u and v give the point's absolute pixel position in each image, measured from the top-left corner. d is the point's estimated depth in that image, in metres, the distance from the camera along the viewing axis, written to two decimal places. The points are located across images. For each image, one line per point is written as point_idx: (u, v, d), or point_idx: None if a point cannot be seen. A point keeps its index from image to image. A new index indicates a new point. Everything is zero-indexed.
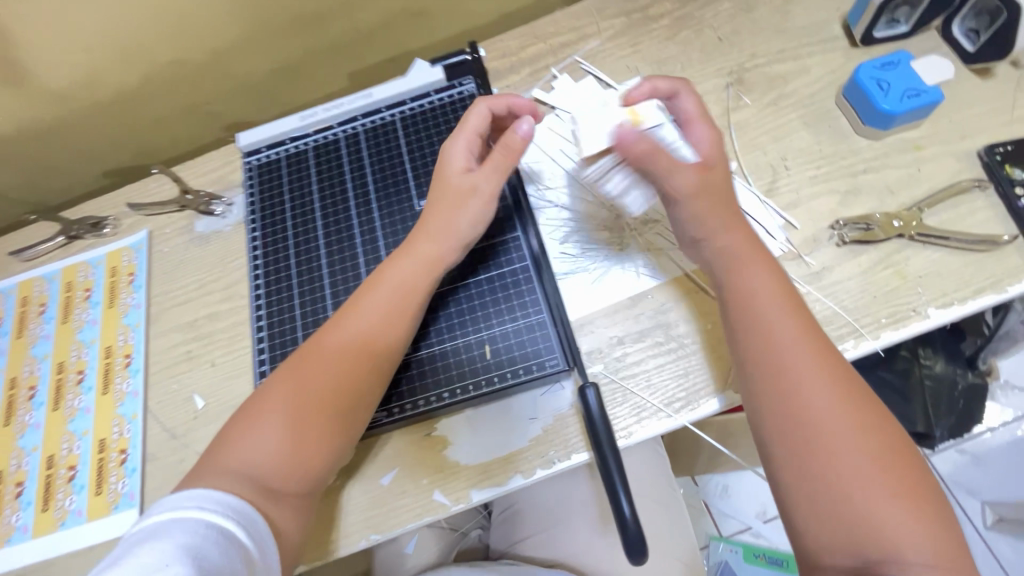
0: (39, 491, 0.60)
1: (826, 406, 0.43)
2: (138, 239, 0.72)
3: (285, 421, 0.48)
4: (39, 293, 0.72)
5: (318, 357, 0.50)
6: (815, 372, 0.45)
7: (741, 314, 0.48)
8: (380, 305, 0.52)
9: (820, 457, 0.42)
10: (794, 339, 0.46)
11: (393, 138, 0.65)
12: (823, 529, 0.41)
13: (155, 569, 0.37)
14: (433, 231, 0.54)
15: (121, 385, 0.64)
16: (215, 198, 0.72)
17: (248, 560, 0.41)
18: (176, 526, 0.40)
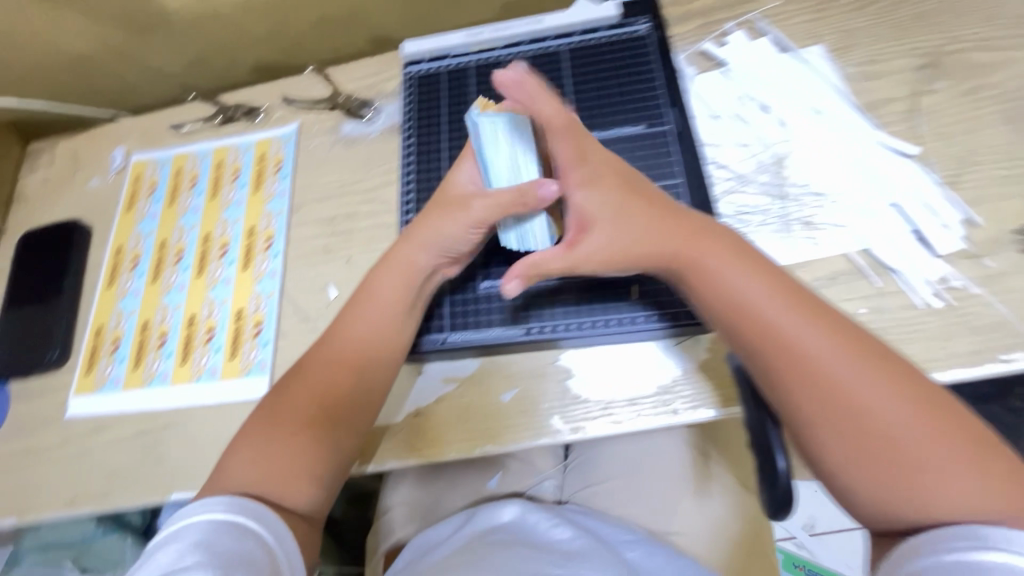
0: (179, 345, 0.65)
1: (830, 365, 0.39)
2: (288, 132, 0.75)
3: (278, 442, 0.49)
4: (191, 168, 0.76)
5: (308, 380, 0.52)
6: (799, 333, 0.40)
7: (710, 275, 0.44)
8: (370, 334, 0.53)
9: (843, 427, 0.38)
10: (765, 294, 0.42)
11: (558, 67, 0.65)
12: (871, 501, 0.37)
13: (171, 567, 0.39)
14: (416, 250, 0.53)
15: (261, 264, 0.67)
16: (366, 103, 0.73)
17: (267, 547, 0.43)
18: (185, 528, 0.42)
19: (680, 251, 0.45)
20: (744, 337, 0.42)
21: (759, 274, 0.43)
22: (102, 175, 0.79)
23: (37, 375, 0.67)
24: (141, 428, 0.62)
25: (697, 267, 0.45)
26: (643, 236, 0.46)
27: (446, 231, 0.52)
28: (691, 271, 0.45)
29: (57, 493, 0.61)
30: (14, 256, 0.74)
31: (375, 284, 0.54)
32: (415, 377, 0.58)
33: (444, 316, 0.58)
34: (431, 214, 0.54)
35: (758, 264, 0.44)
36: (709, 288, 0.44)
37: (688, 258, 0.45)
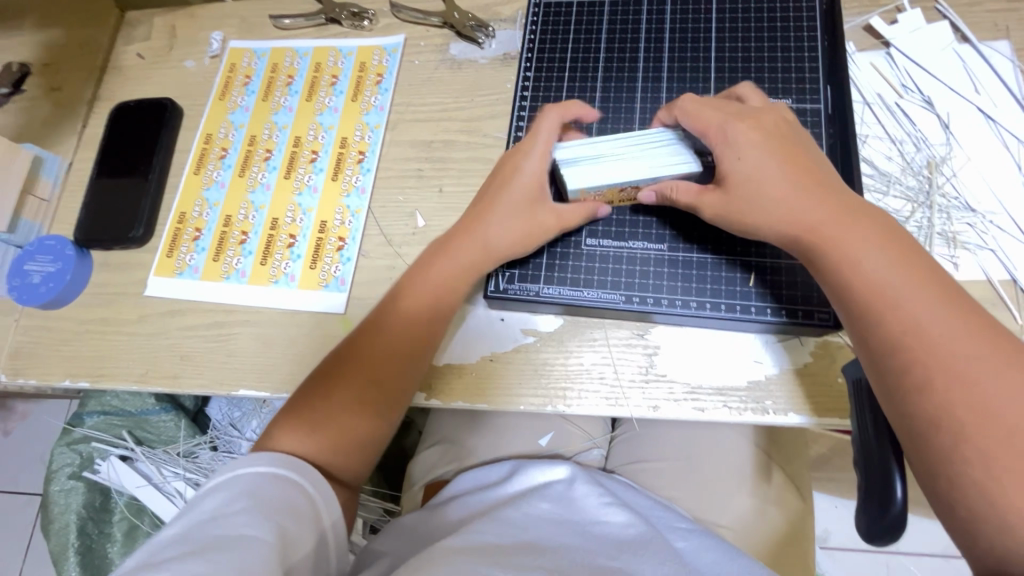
0: (260, 246, 0.64)
1: (972, 368, 0.36)
2: (392, 43, 0.70)
3: (324, 415, 0.49)
4: (289, 65, 0.72)
5: (352, 358, 0.51)
6: (943, 334, 0.38)
7: (857, 261, 0.41)
8: (423, 317, 0.52)
9: (983, 441, 0.35)
10: (916, 290, 0.39)
11: (704, 17, 0.59)
12: (998, 526, 0.34)
13: (217, 514, 0.39)
14: (476, 236, 0.53)
15: (350, 178, 0.65)
16: (482, 26, 0.67)
17: (307, 497, 0.44)
18: (229, 476, 0.42)
19: (823, 231, 0.42)
20: (884, 333, 0.39)
21: (910, 269, 0.40)
22: (199, 58, 0.76)
23: (120, 249, 0.67)
24: (214, 320, 0.63)
25: (839, 250, 0.41)
26: (785, 210, 0.43)
27: (509, 238, 0.52)
28: (834, 254, 0.41)
29: (129, 368, 0.62)
30: (105, 127, 0.73)
31: (425, 270, 0.53)
32: (493, 323, 0.56)
33: (542, 269, 0.55)
34: (499, 208, 0.52)
35: (912, 257, 0.40)
36: (851, 274, 0.41)
37: (835, 242, 0.41)
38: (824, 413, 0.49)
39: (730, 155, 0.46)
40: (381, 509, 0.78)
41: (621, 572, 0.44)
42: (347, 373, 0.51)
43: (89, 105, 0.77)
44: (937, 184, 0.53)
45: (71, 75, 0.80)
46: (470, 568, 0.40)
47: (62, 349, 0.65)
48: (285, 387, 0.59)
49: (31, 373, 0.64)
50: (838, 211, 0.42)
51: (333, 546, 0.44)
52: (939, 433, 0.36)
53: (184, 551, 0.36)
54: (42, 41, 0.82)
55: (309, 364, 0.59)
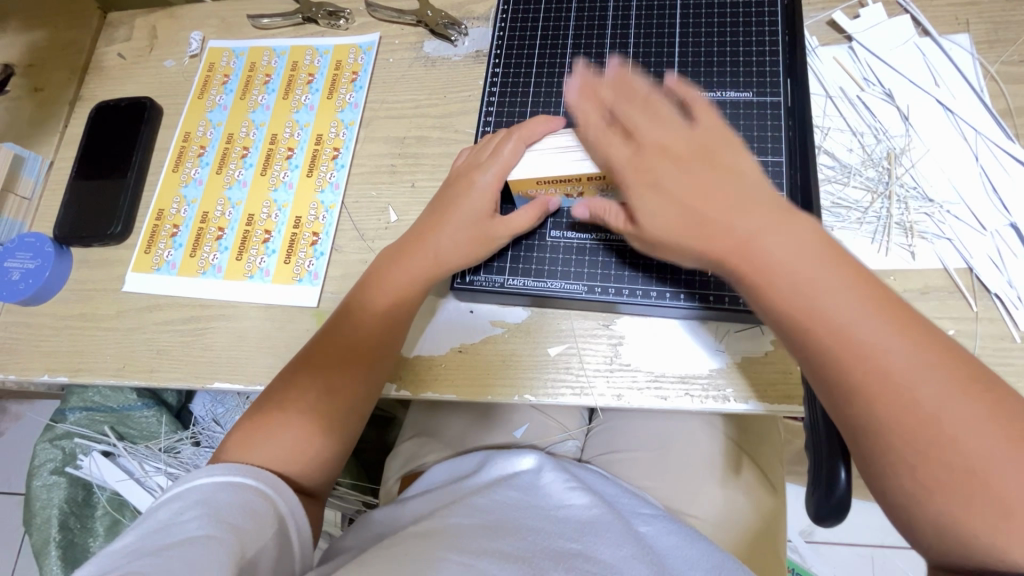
0: (236, 241, 0.65)
1: (902, 371, 0.36)
2: (367, 41, 0.71)
3: (302, 407, 0.50)
4: (266, 64, 0.73)
5: (323, 353, 0.52)
6: (871, 342, 0.37)
7: (788, 273, 0.39)
8: (384, 313, 0.53)
9: (914, 441, 0.36)
10: (846, 296, 0.38)
11: (669, 13, 0.60)
12: (931, 520, 0.35)
13: (170, 522, 0.40)
14: (432, 247, 0.53)
15: (324, 174, 0.66)
16: (455, 23, 0.68)
17: (266, 498, 0.44)
18: (185, 487, 0.43)
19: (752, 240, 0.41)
20: (817, 348, 0.38)
21: (839, 275, 0.39)
22: (178, 58, 0.77)
23: (99, 246, 0.68)
24: (191, 315, 0.63)
25: (770, 262, 0.40)
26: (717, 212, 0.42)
27: (456, 248, 0.53)
28: (760, 266, 0.40)
29: (107, 363, 0.63)
30: (86, 126, 0.74)
31: (388, 271, 0.54)
32: (464, 315, 0.57)
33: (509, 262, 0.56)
34: (446, 218, 0.53)
35: (839, 261, 0.39)
36: (779, 285, 0.39)
37: (761, 253, 0.40)
38: (781, 399, 0.50)
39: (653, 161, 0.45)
40: (359, 502, 0.79)
41: (579, 552, 0.44)
42: (311, 366, 0.52)
43: (71, 105, 0.78)
44: (896, 175, 0.53)
45: (54, 76, 0.81)
46: (428, 554, 0.41)
47: (42, 345, 0.66)
48: (258, 379, 0.59)
49: (10, 369, 0.65)
50: (767, 216, 0.41)
51: (296, 546, 0.45)
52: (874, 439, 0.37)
53: (135, 557, 0.37)
54: (26, 43, 0.83)
55: (282, 357, 0.60)
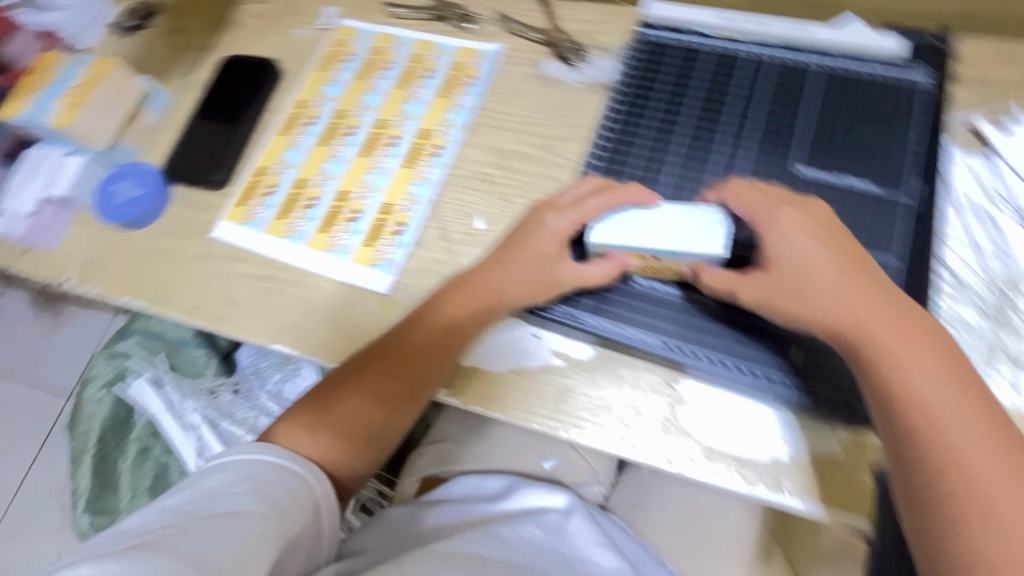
0: (325, 214, 0.67)
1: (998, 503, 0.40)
2: (491, 50, 0.73)
3: (331, 418, 0.54)
4: (389, 52, 0.76)
5: (365, 368, 0.55)
6: (970, 469, 0.41)
7: (907, 388, 0.43)
8: (428, 342, 0.55)
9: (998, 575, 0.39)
10: (960, 420, 0.42)
11: (803, 86, 0.59)
12: None
13: (219, 492, 0.43)
14: (485, 286, 0.55)
15: (422, 169, 0.67)
16: (577, 49, 0.69)
17: (308, 486, 0.47)
18: (235, 460, 0.46)
19: (875, 348, 0.45)
20: (920, 458, 0.42)
21: (965, 401, 0.42)
22: (308, 27, 0.80)
23: (198, 189, 0.72)
24: (266, 274, 0.66)
25: (891, 365, 0.44)
26: (843, 313, 0.46)
27: (523, 290, 0.55)
28: (885, 362, 0.44)
29: (182, 301, 0.66)
30: (212, 76, 0.78)
31: (440, 302, 0.56)
32: (527, 339, 0.57)
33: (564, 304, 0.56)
34: (507, 260, 0.56)
35: (964, 386, 0.43)
36: (897, 383, 0.44)
37: (887, 351, 0.44)
38: (841, 508, 0.48)
39: (778, 243, 0.49)
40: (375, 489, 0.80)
41: None
42: (352, 377, 0.55)
43: (201, 51, 0.83)
44: (1012, 302, 0.51)
45: (193, 22, 0.86)
46: None
47: (128, 270, 0.69)
48: (318, 351, 0.61)
49: (97, 284, 0.69)
50: (898, 330, 0.45)
51: (326, 532, 0.48)
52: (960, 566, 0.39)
53: (185, 522, 0.40)
54: None
55: (344, 334, 0.61)
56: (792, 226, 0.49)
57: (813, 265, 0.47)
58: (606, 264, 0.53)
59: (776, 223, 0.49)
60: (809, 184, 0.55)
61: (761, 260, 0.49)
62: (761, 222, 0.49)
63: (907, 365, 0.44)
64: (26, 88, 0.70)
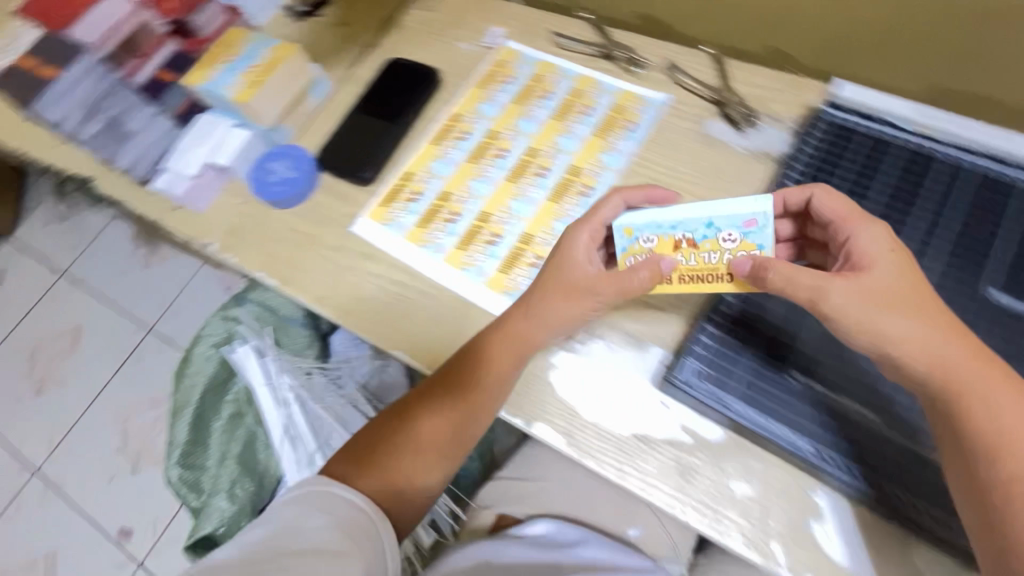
0: (464, 232, 0.68)
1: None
2: (656, 99, 0.72)
3: (362, 443, 0.55)
4: (550, 81, 0.76)
5: (399, 405, 0.58)
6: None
7: (1001, 448, 0.41)
8: (454, 362, 0.57)
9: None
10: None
11: (1003, 203, 0.56)
12: None
13: (293, 526, 0.46)
14: (516, 307, 0.56)
15: (568, 206, 0.67)
16: (750, 114, 0.67)
17: (371, 517, 0.49)
18: (305, 493, 0.48)
19: (968, 401, 0.42)
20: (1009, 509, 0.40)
21: None
22: (473, 43, 0.82)
23: (345, 182, 0.74)
24: (397, 278, 0.67)
25: (977, 402, 0.42)
26: (916, 332, 0.44)
27: (579, 321, 0.55)
28: (971, 400, 0.42)
29: (313, 287, 0.69)
30: (375, 75, 0.81)
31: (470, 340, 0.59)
32: (655, 406, 0.55)
33: (688, 369, 0.54)
34: (541, 281, 0.56)
35: None
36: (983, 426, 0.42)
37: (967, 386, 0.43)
38: None
39: (862, 240, 0.48)
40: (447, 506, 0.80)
41: None
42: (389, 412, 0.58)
43: (366, 47, 0.86)
44: None
45: (361, 17, 0.89)
46: None
47: (267, 246, 0.72)
48: None
49: (237, 252, 0.73)
50: (984, 373, 0.43)
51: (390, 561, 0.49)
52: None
53: (268, 560, 0.43)
54: None
55: None
56: (867, 235, 0.48)
57: (874, 287, 0.45)
58: (646, 271, 0.53)
59: (853, 232, 0.49)
60: (998, 312, 0.52)
61: (854, 264, 0.48)
62: (845, 225, 0.50)
63: (994, 408, 0.42)
64: (212, 58, 0.75)
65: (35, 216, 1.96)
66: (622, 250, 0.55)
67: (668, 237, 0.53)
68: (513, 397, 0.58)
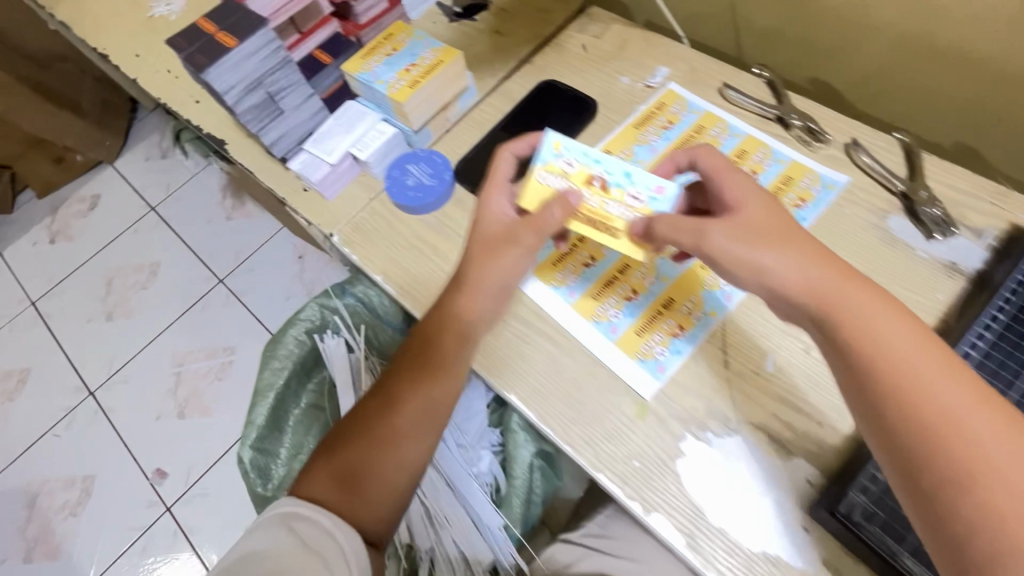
0: (599, 279, 0.62)
1: (949, 403, 0.39)
2: (834, 178, 0.65)
3: (323, 451, 0.56)
4: (714, 135, 0.71)
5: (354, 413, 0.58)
6: (982, 432, 0.37)
7: (917, 383, 0.40)
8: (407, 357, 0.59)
9: (988, 512, 0.36)
10: (951, 384, 0.40)
11: None
12: None
13: (261, 552, 0.46)
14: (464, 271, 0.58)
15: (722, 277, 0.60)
16: (947, 222, 0.60)
17: (337, 538, 0.48)
18: (275, 517, 0.49)
19: (833, 306, 0.45)
20: (933, 461, 0.38)
21: (962, 379, 0.40)
22: (635, 79, 0.78)
23: None
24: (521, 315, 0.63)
25: (912, 379, 0.40)
26: (826, 293, 0.46)
27: (517, 269, 0.57)
28: (892, 363, 0.41)
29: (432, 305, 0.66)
30: (527, 94, 0.78)
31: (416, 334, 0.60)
32: (795, 531, 0.50)
33: (856, 508, 0.47)
34: (479, 244, 0.58)
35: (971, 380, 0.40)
36: (917, 392, 0.40)
37: (886, 350, 0.42)
38: None
39: (732, 182, 0.53)
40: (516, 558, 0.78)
41: None
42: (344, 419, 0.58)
43: (520, 62, 0.83)
44: None
45: (517, 29, 0.87)
46: None
47: (390, 251, 0.70)
48: (551, 424, 0.56)
49: (358, 250, 0.71)
50: (850, 286, 0.45)
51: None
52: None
53: None
54: None
55: (585, 418, 0.56)
56: (748, 183, 0.53)
57: (755, 227, 0.49)
58: (559, 212, 0.54)
59: (723, 178, 0.54)
60: None
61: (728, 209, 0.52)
62: (717, 175, 0.54)
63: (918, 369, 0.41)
64: (374, 50, 0.74)
65: (134, 148, 2.02)
66: (544, 160, 0.58)
67: (586, 170, 0.57)
68: (635, 479, 0.53)
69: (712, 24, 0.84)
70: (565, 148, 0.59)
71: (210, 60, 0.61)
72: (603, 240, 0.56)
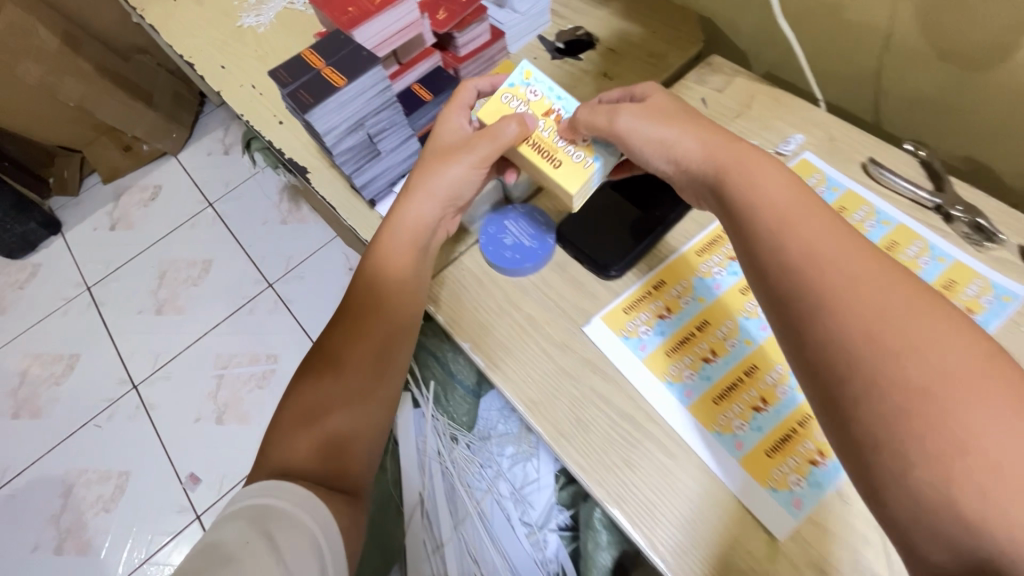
0: (721, 381, 0.55)
1: (840, 273, 0.38)
2: (1010, 290, 0.56)
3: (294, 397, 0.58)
4: (859, 220, 0.62)
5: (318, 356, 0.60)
6: (846, 276, 0.38)
7: (781, 230, 0.41)
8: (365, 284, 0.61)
9: (863, 365, 0.35)
10: (811, 221, 0.41)
11: None
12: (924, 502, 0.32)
13: (238, 541, 0.44)
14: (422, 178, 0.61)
15: None
16: None
17: (310, 527, 0.47)
18: (247, 506, 0.47)
19: (731, 175, 0.47)
20: (805, 306, 0.39)
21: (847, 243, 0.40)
22: (763, 143, 0.70)
23: (586, 267, 0.64)
24: (627, 411, 0.56)
25: (789, 235, 0.41)
26: (729, 165, 0.47)
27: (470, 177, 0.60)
28: (787, 240, 0.41)
29: (526, 386, 0.58)
30: None
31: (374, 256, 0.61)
32: None
33: None
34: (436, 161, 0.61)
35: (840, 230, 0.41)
36: (798, 254, 0.40)
37: (783, 228, 0.42)
38: None
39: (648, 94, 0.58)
40: None
41: None
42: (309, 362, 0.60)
43: None
44: None
45: (628, 74, 0.80)
46: None
47: (479, 315, 0.63)
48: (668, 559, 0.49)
49: (444, 311, 0.64)
50: (744, 155, 0.47)
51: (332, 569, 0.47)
52: (872, 414, 0.35)
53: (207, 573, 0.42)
54: (625, 33, 0.84)
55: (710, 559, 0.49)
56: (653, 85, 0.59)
57: (656, 110, 0.54)
58: (516, 130, 0.58)
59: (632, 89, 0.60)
60: None
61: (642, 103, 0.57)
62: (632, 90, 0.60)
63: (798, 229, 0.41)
64: None
65: (197, 141, 2.02)
66: (513, 85, 0.62)
67: (546, 103, 0.61)
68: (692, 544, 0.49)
69: (848, 85, 0.75)
70: (527, 75, 0.63)
71: (317, 99, 0.56)
72: (541, 165, 0.59)
